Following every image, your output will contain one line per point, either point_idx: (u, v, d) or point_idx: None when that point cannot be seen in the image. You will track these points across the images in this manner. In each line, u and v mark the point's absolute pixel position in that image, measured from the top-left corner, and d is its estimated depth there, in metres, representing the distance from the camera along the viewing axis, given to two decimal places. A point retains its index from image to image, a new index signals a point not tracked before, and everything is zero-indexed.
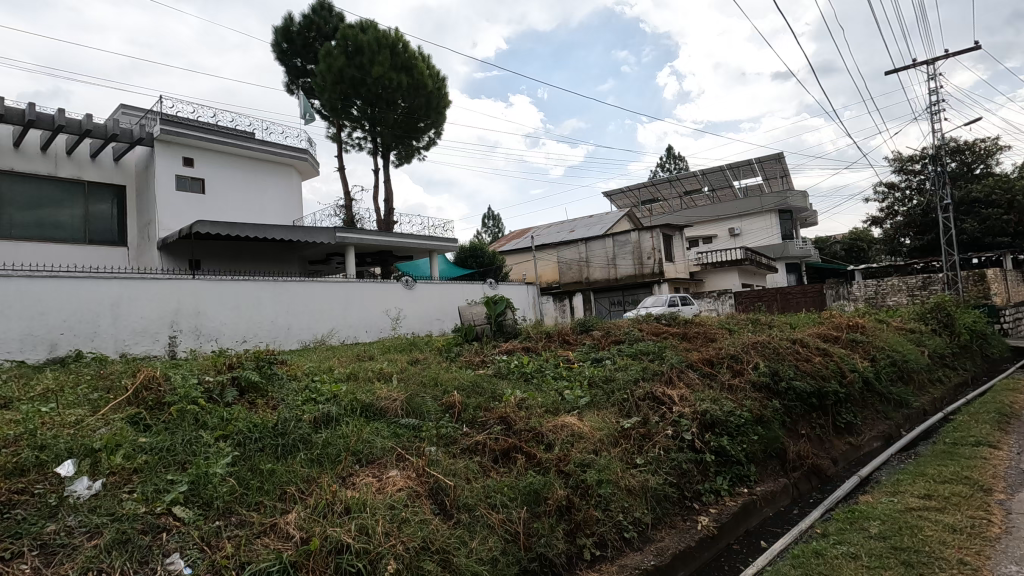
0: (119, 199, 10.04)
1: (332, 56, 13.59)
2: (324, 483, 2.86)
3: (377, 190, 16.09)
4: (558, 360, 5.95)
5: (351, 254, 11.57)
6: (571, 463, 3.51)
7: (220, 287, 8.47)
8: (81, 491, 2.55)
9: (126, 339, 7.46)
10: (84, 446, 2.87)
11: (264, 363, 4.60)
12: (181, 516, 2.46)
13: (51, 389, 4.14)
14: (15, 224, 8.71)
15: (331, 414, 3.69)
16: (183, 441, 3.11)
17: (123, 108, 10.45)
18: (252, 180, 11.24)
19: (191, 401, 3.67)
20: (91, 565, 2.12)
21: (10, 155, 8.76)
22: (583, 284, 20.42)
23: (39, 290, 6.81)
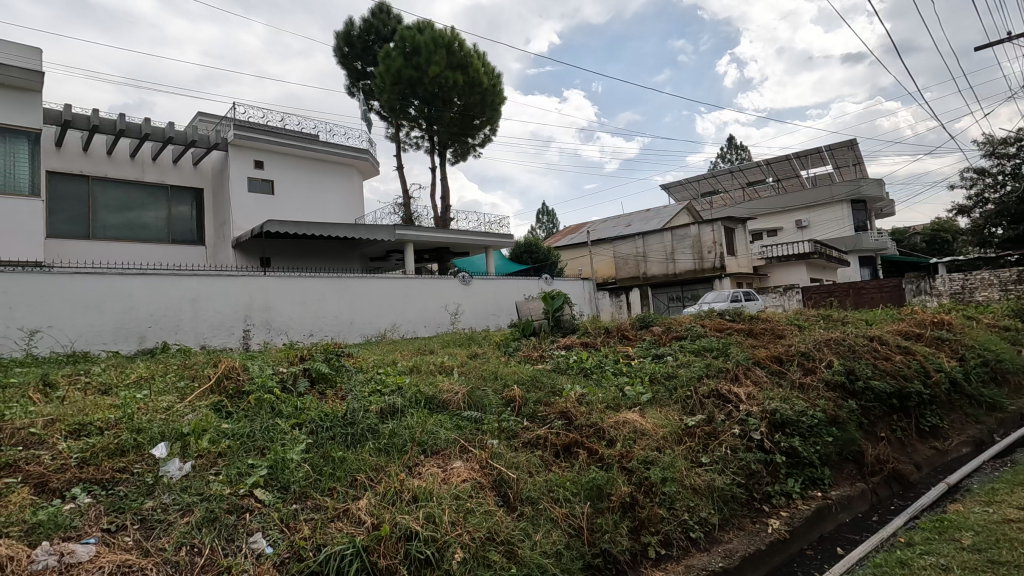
0: (198, 200, 10.70)
1: (390, 57, 13.94)
2: (392, 472, 2.94)
3: (433, 187, 16.39)
4: (618, 355, 5.87)
5: (410, 250, 11.83)
6: (634, 460, 3.46)
7: (288, 283, 8.87)
8: (173, 472, 2.75)
9: (205, 332, 7.97)
10: (174, 430, 3.09)
11: (333, 355, 4.81)
12: (262, 498, 2.61)
13: (143, 377, 4.49)
14: (108, 226, 9.49)
15: (396, 406, 3.80)
16: (261, 428, 3.28)
17: (201, 115, 11.11)
18: (317, 181, 11.70)
19: (267, 390, 3.88)
20: (184, 540, 2.27)
21: (103, 162, 9.54)
22: (641, 279, 20.06)
23: (129, 286, 7.38)
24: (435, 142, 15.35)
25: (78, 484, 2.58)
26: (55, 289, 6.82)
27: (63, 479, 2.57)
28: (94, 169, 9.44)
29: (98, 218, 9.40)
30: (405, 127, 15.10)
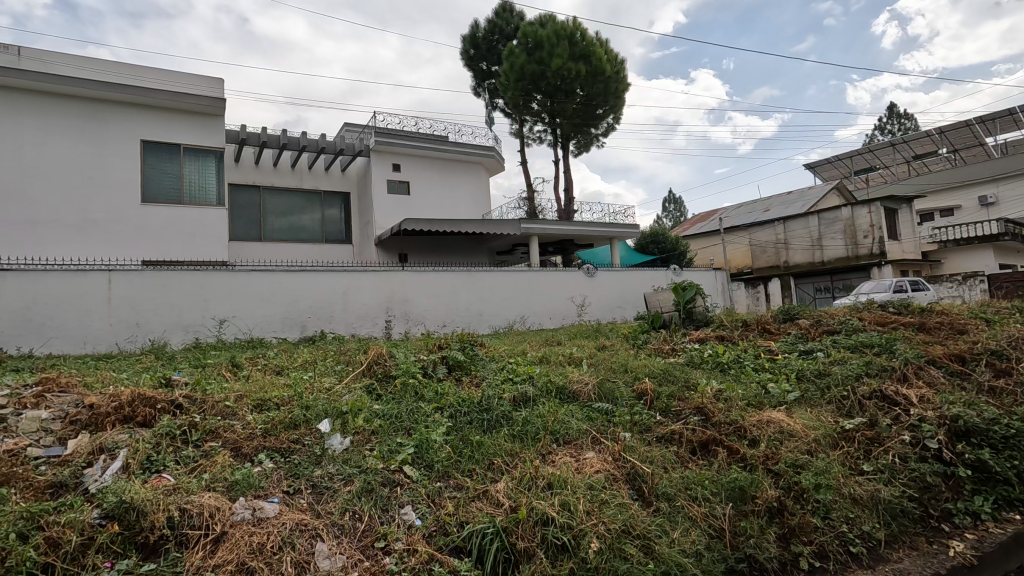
0: (346, 203, 11.82)
1: (514, 55, 14.20)
2: (526, 459, 3.03)
3: (557, 180, 16.41)
4: (759, 350, 5.46)
5: (535, 244, 11.98)
6: (780, 462, 3.21)
7: (423, 277, 9.47)
8: (336, 445, 3.08)
9: (354, 322, 8.81)
10: (335, 409, 3.46)
11: (467, 345, 5.06)
12: (410, 474, 2.83)
13: (308, 361, 5.09)
14: (275, 228, 10.86)
15: (528, 394, 3.90)
16: (408, 410, 3.56)
17: (347, 125, 12.23)
18: (447, 179, 12.31)
19: (411, 375, 4.19)
20: (347, 507, 2.54)
21: (270, 173, 10.91)
22: (781, 269, 18.42)
23: (292, 281, 8.38)
24: (558, 135, 15.34)
25: (263, 451, 2.99)
26: (235, 284, 7.98)
27: (252, 446, 2.98)
28: (263, 180, 10.84)
29: (267, 222, 10.80)
30: (528, 122, 15.28)
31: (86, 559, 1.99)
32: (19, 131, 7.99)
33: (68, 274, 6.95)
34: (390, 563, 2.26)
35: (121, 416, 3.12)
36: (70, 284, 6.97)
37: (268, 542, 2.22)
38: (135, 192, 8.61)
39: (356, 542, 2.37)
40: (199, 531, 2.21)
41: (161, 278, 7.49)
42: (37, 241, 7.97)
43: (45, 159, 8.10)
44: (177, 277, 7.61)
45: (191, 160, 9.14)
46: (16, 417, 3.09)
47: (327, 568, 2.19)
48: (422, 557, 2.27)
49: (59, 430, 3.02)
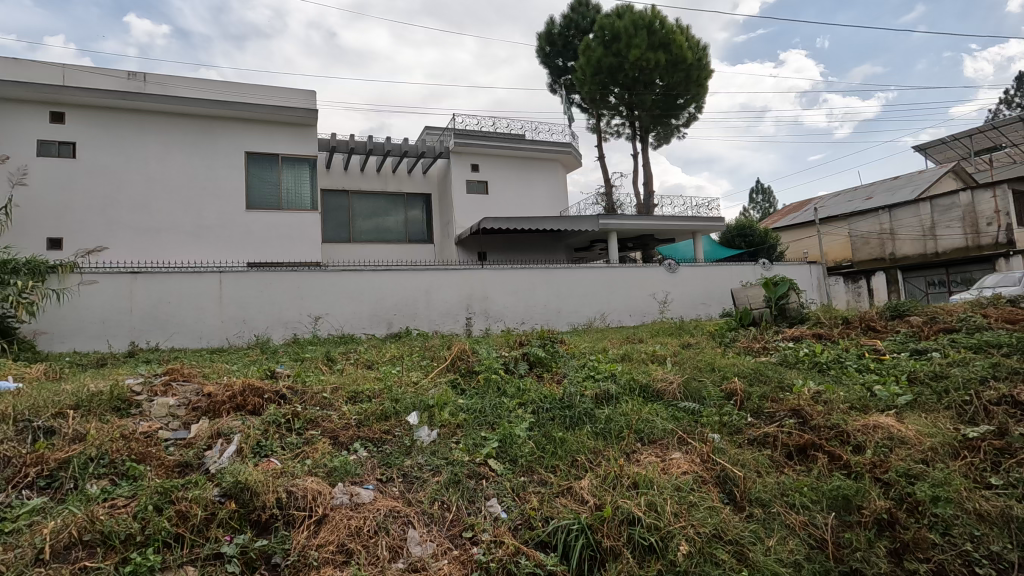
0: (427, 204, 12.22)
1: (590, 49, 14.12)
2: (611, 457, 2.99)
3: (636, 174, 16.04)
4: (862, 350, 5.04)
5: (614, 240, 11.76)
6: (890, 471, 2.96)
7: (502, 275, 9.59)
8: (424, 437, 3.20)
9: (437, 319, 9.10)
10: (422, 402, 3.60)
11: (548, 341, 5.07)
12: (495, 467, 2.89)
13: (396, 356, 5.32)
14: (362, 230, 11.44)
15: (611, 392, 3.85)
16: (491, 405, 3.63)
17: (427, 129, 12.64)
18: (525, 178, 12.39)
19: (493, 370, 4.28)
20: (437, 496, 2.63)
21: (357, 178, 11.50)
22: (886, 261, 16.92)
23: (379, 280, 8.79)
24: (637, 128, 14.97)
25: (358, 440, 3.16)
26: (328, 284, 8.49)
27: (348, 435, 3.17)
28: (351, 184, 11.45)
29: (356, 225, 11.41)
30: (606, 116, 15.04)
31: (209, 531, 2.19)
32: (146, 149, 8.97)
33: (185, 276, 7.72)
34: (478, 552, 2.31)
35: (234, 403, 3.43)
36: (188, 285, 7.74)
37: (364, 526, 2.35)
38: (241, 200, 9.40)
39: (444, 531, 2.45)
40: (303, 513, 2.37)
41: (263, 278, 8.12)
42: (161, 246, 8.91)
43: (167, 172, 9.03)
44: (277, 277, 8.21)
45: (288, 168, 9.83)
46: (148, 403, 3.49)
47: (419, 554, 2.29)
48: (509, 549, 2.30)
49: (184, 415, 3.36)
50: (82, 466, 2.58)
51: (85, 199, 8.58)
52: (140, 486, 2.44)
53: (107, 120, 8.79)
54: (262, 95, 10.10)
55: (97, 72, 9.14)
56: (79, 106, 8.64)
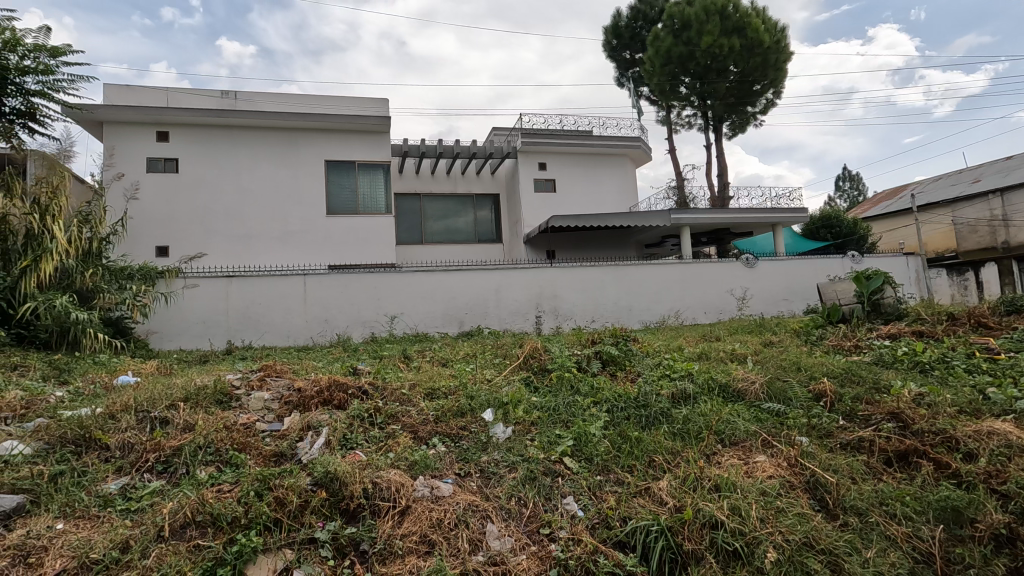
0: (495, 204, 12.37)
1: (659, 39, 13.75)
2: (691, 459, 2.91)
3: (709, 166, 15.46)
4: (972, 349, 4.59)
5: (687, 235, 11.38)
6: (1010, 482, 2.67)
7: (571, 272, 9.53)
8: (499, 434, 3.25)
9: (507, 318, 9.19)
10: (496, 399, 3.67)
11: (621, 340, 5.00)
12: (571, 465, 2.89)
13: (470, 354, 5.44)
14: (434, 232, 11.77)
15: (688, 391, 3.74)
16: (565, 403, 3.63)
17: (495, 130, 12.79)
18: (593, 174, 12.24)
19: (566, 369, 4.27)
20: (514, 492, 2.66)
21: (428, 181, 11.83)
22: (999, 251, 15.29)
23: (451, 280, 9.00)
24: (709, 118, 14.41)
25: (436, 435, 3.26)
26: (403, 284, 8.80)
27: (427, 430, 3.27)
28: (423, 187, 11.80)
29: (428, 226, 11.76)
30: (676, 107, 14.58)
31: (304, 517, 2.33)
32: (237, 162, 9.67)
33: (274, 279, 8.27)
34: (556, 549, 2.32)
35: (322, 398, 3.63)
36: (276, 287, 8.28)
37: (445, 518, 2.42)
38: (321, 206, 9.92)
39: (522, 526, 2.48)
40: (388, 503, 2.48)
41: (343, 280, 8.55)
42: (252, 251, 9.59)
43: (256, 183, 9.70)
44: (356, 279, 8.61)
45: (364, 174, 10.27)
46: (246, 397, 3.78)
47: (498, 548, 2.33)
48: (587, 548, 2.29)
49: (278, 408, 3.60)
50: (192, 453, 2.82)
51: (187, 210, 9.38)
52: (242, 473, 2.64)
53: (204, 136, 9.56)
54: (340, 106, 10.61)
55: (196, 92, 9.96)
56: (181, 125, 9.45)
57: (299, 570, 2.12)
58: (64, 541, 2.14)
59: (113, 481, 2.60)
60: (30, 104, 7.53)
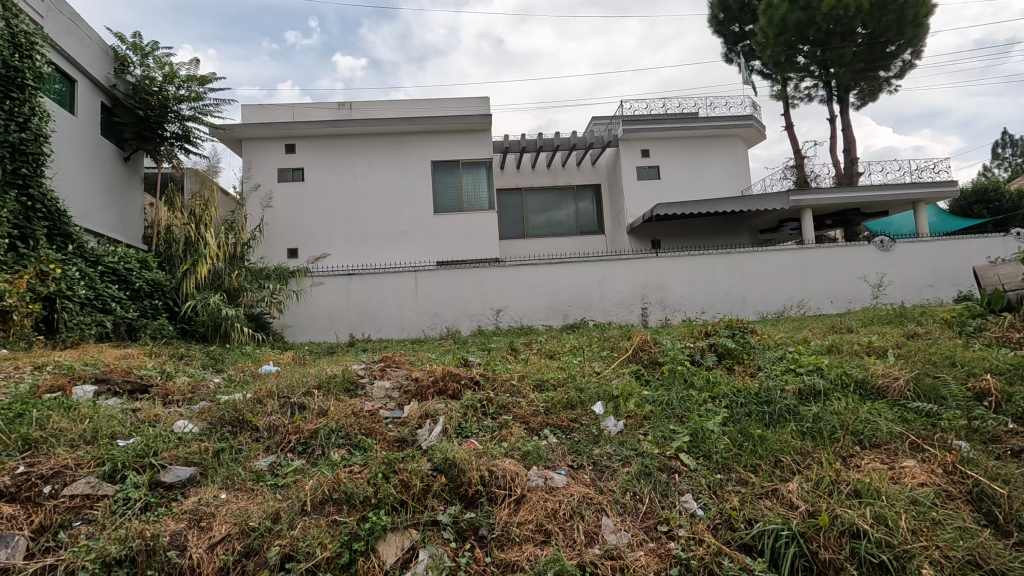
0: (597, 195, 12.18)
1: (773, 7, 12.66)
2: (824, 461, 2.67)
3: (833, 141, 14.07)
4: None
5: (809, 218, 10.44)
6: None
7: (679, 262, 9.13)
8: (611, 427, 3.21)
9: (611, 310, 9.04)
10: (607, 392, 3.63)
11: (737, 331, 4.73)
12: (688, 462, 2.78)
13: (576, 347, 5.42)
14: (536, 225, 11.88)
15: (817, 387, 3.44)
16: (679, 398, 3.51)
17: (595, 119, 12.58)
18: (701, 158, 11.61)
19: (679, 362, 4.12)
20: (628, 487, 2.61)
21: (529, 175, 11.93)
22: None
23: (554, 273, 9.02)
24: (833, 89, 13.11)
25: (547, 427, 3.28)
26: (506, 278, 8.96)
27: (538, 421, 3.31)
28: (524, 182, 11.92)
29: (530, 220, 11.90)
30: (793, 79, 13.42)
31: (427, 500, 2.45)
32: (354, 168, 10.39)
33: (388, 276, 8.80)
34: (676, 548, 2.24)
35: (437, 388, 3.81)
36: (390, 283, 8.80)
37: (560, 509, 2.44)
38: (429, 205, 10.38)
39: (639, 522, 2.43)
40: (504, 491, 2.54)
41: (451, 275, 8.89)
42: (369, 250, 10.28)
43: (371, 186, 10.37)
44: (462, 274, 8.91)
45: (468, 172, 10.58)
46: (370, 385, 4.07)
47: (614, 542, 2.30)
48: (710, 549, 2.19)
49: (398, 397, 3.84)
50: (326, 436, 3.09)
51: (312, 214, 10.27)
52: (370, 456, 2.85)
53: (324, 146, 10.38)
54: (444, 108, 11.01)
55: (317, 106, 10.83)
56: (305, 137, 10.33)
57: (424, 549, 2.23)
58: (227, 509, 2.43)
59: (263, 459, 2.92)
60: (184, 128, 8.62)
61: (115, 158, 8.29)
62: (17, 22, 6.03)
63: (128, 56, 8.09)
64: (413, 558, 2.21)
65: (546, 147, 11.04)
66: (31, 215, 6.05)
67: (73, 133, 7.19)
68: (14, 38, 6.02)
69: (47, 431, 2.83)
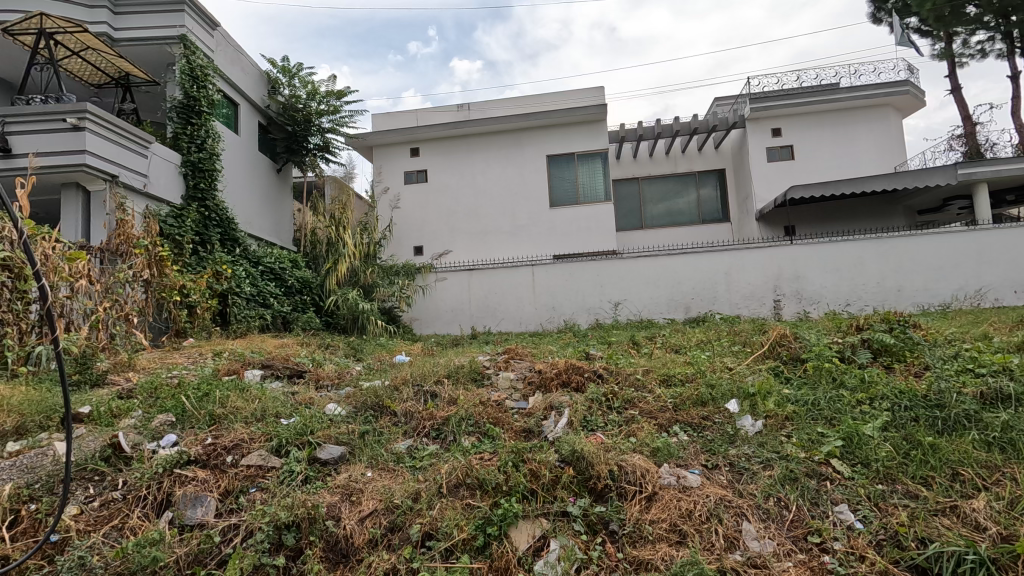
0: (721, 180, 11.45)
1: None
2: (1020, 478, 2.28)
3: (1017, 101, 11.90)
4: None
5: (985, 193, 8.94)
6: None
7: (818, 249, 8.27)
8: (748, 427, 3.00)
9: (739, 302, 8.47)
10: (741, 390, 3.41)
11: (897, 326, 4.19)
12: (841, 469, 2.51)
13: (703, 341, 5.15)
14: (655, 215, 11.49)
15: (1006, 391, 2.93)
16: (826, 398, 3.19)
17: (717, 100, 11.84)
18: (843, 133, 10.41)
19: (825, 359, 3.75)
20: (771, 492, 2.42)
21: (647, 163, 11.55)
22: None
23: (675, 264, 8.65)
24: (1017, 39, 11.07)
25: (676, 423, 3.14)
26: (625, 270, 8.76)
27: (667, 418, 3.18)
28: (641, 171, 11.59)
29: (649, 210, 11.55)
30: (962, 34, 11.55)
31: (556, 490, 2.47)
32: (473, 167, 10.76)
33: (507, 270, 9.01)
34: (832, 562, 2.04)
35: (561, 380, 3.84)
36: (509, 277, 9.01)
37: (696, 510, 2.32)
38: (545, 199, 10.45)
39: (785, 531, 2.24)
40: (635, 487, 2.49)
41: (568, 268, 8.88)
42: (488, 245, 10.62)
43: (489, 183, 10.68)
44: (579, 268, 8.86)
45: (584, 164, 10.43)
46: (496, 376, 4.20)
47: (757, 550, 2.14)
48: (874, 567, 1.97)
49: (523, 387, 3.92)
50: (457, 423, 3.24)
51: (435, 213, 10.83)
52: (499, 444, 2.93)
53: (446, 147, 10.87)
54: (559, 103, 11.02)
55: (438, 110, 11.37)
56: (428, 140, 10.89)
57: (555, 539, 2.24)
58: (373, 486, 2.64)
59: (402, 441, 3.13)
60: (325, 139, 9.52)
61: (270, 170, 9.36)
62: (194, 58, 7.04)
63: (279, 79, 9.09)
64: (545, 547, 2.23)
65: (664, 134, 10.58)
66: (208, 222, 7.04)
67: (238, 150, 8.24)
68: (193, 71, 7.03)
69: (228, 409, 3.28)
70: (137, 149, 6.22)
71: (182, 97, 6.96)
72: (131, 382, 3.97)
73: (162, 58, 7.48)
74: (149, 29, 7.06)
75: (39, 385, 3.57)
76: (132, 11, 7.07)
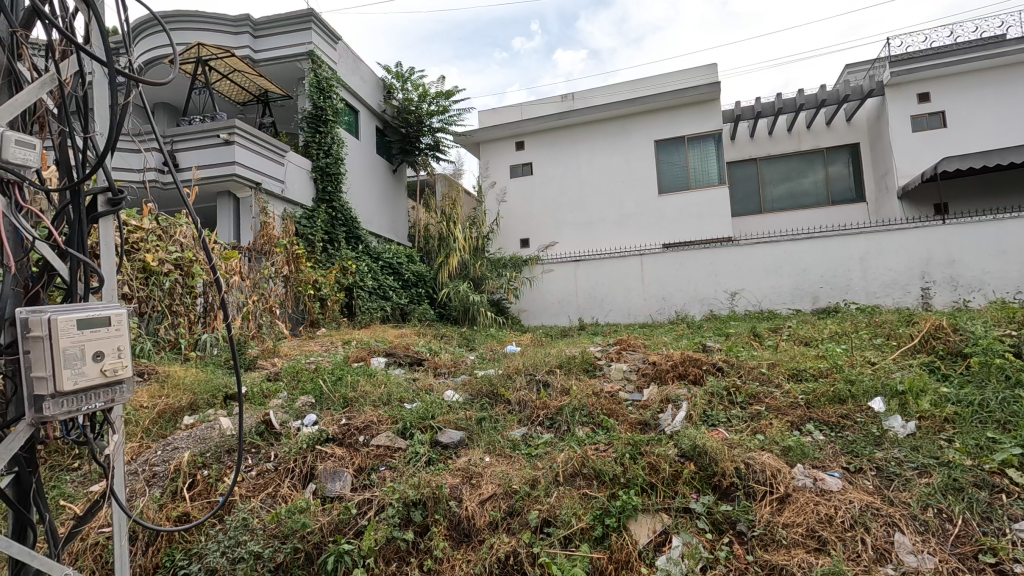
0: (854, 156, 10.33)
1: None
2: None
3: None
4: None
5: None
6: None
7: (978, 228, 7.12)
8: (898, 428, 2.69)
9: (877, 291, 7.61)
10: (888, 387, 3.06)
11: None
12: (1022, 481, 2.16)
13: (839, 333, 4.69)
14: (775, 198, 10.68)
15: None
16: (998, 398, 2.78)
17: (848, 68, 10.67)
18: (1011, 92, 8.89)
19: (994, 354, 3.25)
20: (929, 502, 2.14)
21: (766, 142, 10.75)
22: None
23: (800, 250, 7.95)
24: None
25: (810, 421, 2.89)
26: (742, 258, 8.22)
27: (798, 415, 2.94)
28: (760, 151, 10.81)
29: (768, 193, 10.75)
30: None
31: (677, 486, 2.38)
32: (578, 157, 10.67)
33: (615, 260, 8.85)
34: None
35: (677, 372, 3.70)
36: (617, 268, 8.84)
37: (838, 516, 2.13)
38: (653, 186, 10.10)
39: (949, 547, 1.98)
40: (764, 488, 2.33)
41: (680, 257, 8.52)
42: (594, 235, 10.51)
43: (594, 173, 10.54)
44: (691, 256, 8.45)
45: (695, 147, 9.88)
46: (608, 367, 4.15)
47: (915, 565, 1.91)
48: None
49: (637, 379, 3.84)
50: (571, 413, 3.24)
51: (541, 205, 10.91)
52: (614, 436, 2.88)
53: (551, 140, 10.86)
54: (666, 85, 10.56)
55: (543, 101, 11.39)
56: (533, 133, 10.98)
57: (678, 536, 2.16)
58: (491, 471, 2.71)
59: (517, 429, 3.19)
60: (436, 138, 9.95)
61: (387, 171, 9.98)
62: (321, 71, 7.66)
63: (393, 84, 9.61)
64: (667, 542, 2.17)
65: (787, 109, 9.74)
66: (335, 222, 7.68)
67: (360, 153, 8.87)
68: (319, 83, 7.66)
69: (358, 393, 3.56)
70: (275, 157, 6.90)
71: (312, 108, 7.63)
72: (277, 367, 4.43)
73: (293, 73, 8.22)
74: (283, 48, 7.78)
75: (206, 367, 4.11)
76: (269, 32, 7.82)
